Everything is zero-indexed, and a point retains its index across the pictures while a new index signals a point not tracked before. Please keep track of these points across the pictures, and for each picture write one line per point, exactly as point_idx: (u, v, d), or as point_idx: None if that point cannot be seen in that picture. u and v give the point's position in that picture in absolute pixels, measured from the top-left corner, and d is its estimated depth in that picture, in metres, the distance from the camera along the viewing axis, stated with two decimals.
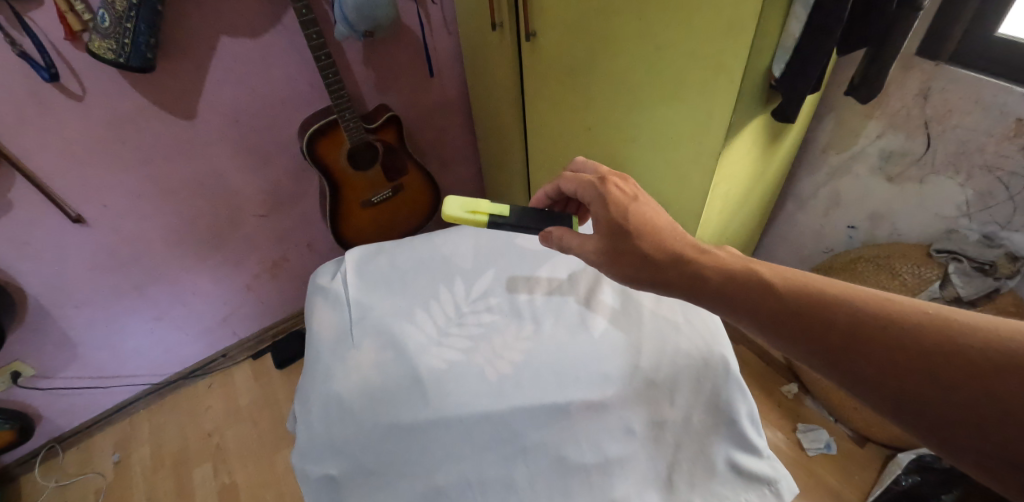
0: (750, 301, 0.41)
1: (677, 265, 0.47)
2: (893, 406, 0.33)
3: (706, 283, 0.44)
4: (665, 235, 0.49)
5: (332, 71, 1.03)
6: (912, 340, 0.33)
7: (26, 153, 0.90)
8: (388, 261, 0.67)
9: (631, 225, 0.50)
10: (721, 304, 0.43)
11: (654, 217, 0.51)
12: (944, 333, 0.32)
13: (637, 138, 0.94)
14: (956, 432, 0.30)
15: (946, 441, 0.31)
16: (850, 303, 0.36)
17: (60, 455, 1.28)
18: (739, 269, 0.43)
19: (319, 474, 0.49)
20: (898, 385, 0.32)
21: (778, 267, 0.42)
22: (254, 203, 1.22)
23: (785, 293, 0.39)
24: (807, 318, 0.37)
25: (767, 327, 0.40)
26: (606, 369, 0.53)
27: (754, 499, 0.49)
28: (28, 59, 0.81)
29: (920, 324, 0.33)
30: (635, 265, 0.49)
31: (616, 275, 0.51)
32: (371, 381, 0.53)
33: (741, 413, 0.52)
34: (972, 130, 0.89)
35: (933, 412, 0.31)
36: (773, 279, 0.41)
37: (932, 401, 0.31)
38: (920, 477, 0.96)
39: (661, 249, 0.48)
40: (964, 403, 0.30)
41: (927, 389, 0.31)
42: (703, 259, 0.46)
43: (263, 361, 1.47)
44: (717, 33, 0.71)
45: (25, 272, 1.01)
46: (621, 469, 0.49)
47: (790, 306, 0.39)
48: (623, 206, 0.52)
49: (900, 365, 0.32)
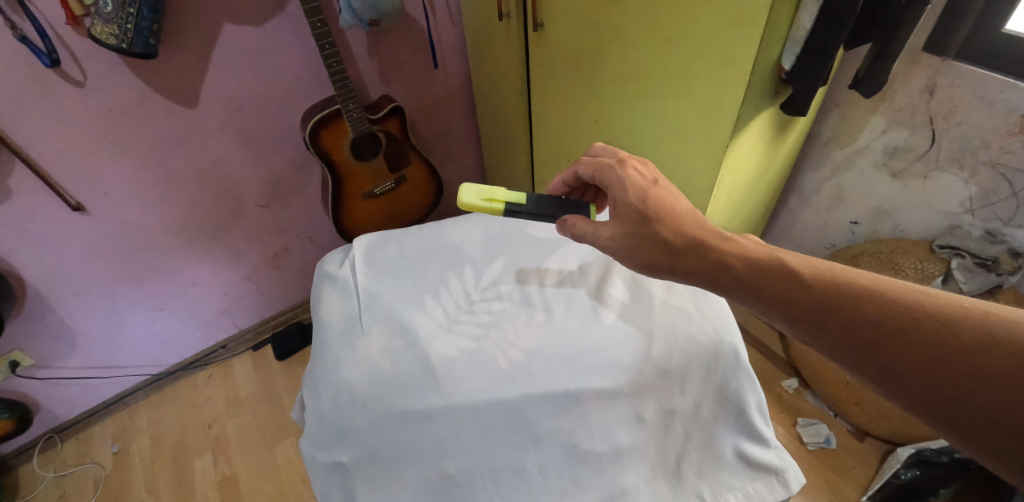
0: (772, 288, 0.41)
1: (696, 251, 0.47)
2: (917, 401, 0.32)
3: (728, 269, 0.44)
4: (686, 221, 0.49)
5: (337, 60, 1.02)
6: (945, 333, 0.32)
7: (27, 140, 0.89)
8: (397, 249, 0.67)
9: (651, 211, 0.51)
10: (743, 289, 0.43)
11: (674, 202, 0.51)
12: (979, 327, 0.31)
13: (644, 130, 0.94)
14: (983, 429, 0.29)
15: (971, 436, 0.30)
16: (878, 293, 0.36)
17: (58, 446, 1.27)
18: (761, 257, 0.43)
19: (329, 461, 0.49)
20: (922, 378, 0.32)
21: (804, 256, 0.42)
22: (255, 193, 1.21)
23: (808, 280, 0.39)
24: (831, 308, 0.37)
25: (788, 316, 0.40)
26: (619, 356, 0.53)
27: (761, 487, 0.50)
28: (29, 44, 0.80)
29: (955, 316, 0.32)
30: (654, 250, 0.49)
31: (634, 264, 0.52)
32: (382, 368, 0.53)
33: (750, 402, 0.52)
34: (978, 126, 0.89)
35: (956, 408, 0.30)
36: (797, 266, 0.41)
37: (957, 394, 0.30)
38: (919, 470, 0.98)
39: (681, 235, 0.48)
40: (996, 400, 0.29)
41: (956, 384, 0.30)
42: (725, 245, 0.46)
43: (263, 352, 1.46)
44: (727, 23, 0.71)
45: (25, 261, 1.00)
46: (630, 458, 0.49)
47: (812, 295, 0.39)
48: (643, 190, 0.53)
49: (929, 359, 0.32)
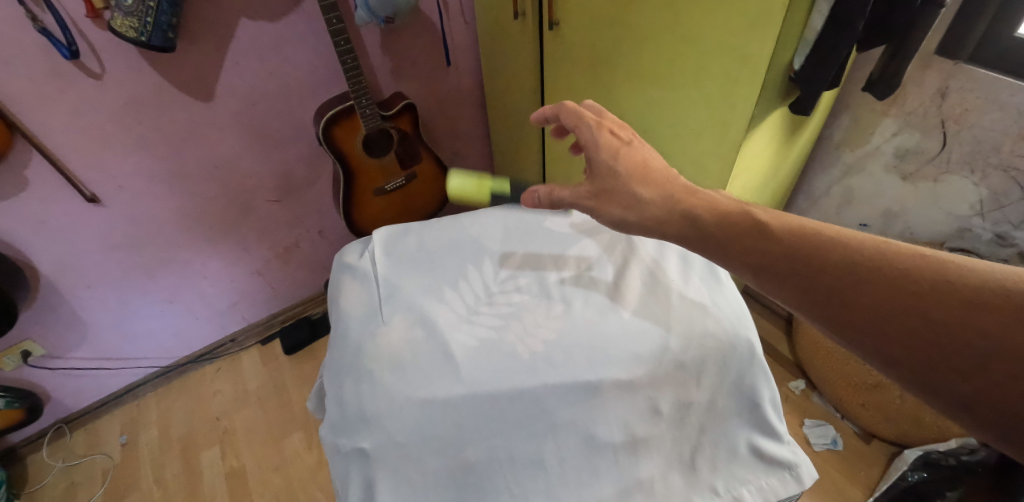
0: (743, 245, 0.41)
1: (675, 212, 0.47)
2: (883, 356, 0.32)
3: (702, 226, 0.44)
4: (658, 178, 0.50)
5: (352, 56, 1.03)
6: (908, 283, 0.32)
7: (45, 132, 0.90)
8: (417, 241, 0.68)
9: (624, 169, 0.52)
10: (716, 247, 0.43)
11: (647, 163, 0.52)
12: (942, 277, 0.31)
13: (656, 128, 0.95)
14: (948, 381, 0.29)
15: (938, 392, 0.30)
16: (846, 247, 0.36)
17: (67, 436, 1.28)
18: (736, 215, 0.43)
19: (351, 447, 0.49)
20: (888, 332, 0.32)
21: (775, 212, 0.42)
22: (267, 188, 1.22)
23: (780, 234, 0.39)
24: (800, 263, 0.37)
25: (756, 270, 0.40)
26: (637, 348, 0.53)
27: (774, 482, 0.51)
28: (49, 36, 0.81)
29: (918, 269, 0.32)
30: (625, 206, 0.50)
31: (603, 220, 0.53)
32: (403, 356, 0.54)
33: (764, 397, 0.53)
34: (989, 129, 0.90)
35: (921, 364, 0.30)
36: (767, 221, 0.41)
37: (924, 353, 0.30)
38: (926, 473, 0.98)
39: (658, 196, 0.49)
40: (958, 348, 0.29)
41: (919, 337, 0.30)
42: (698, 201, 0.46)
43: (272, 346, 1.47)
44: (742, 24, 0.71)
45: (39, 251, 1.01)
46: (646, 450, 0.50)
47: (784, 249, 0.38)
48: (616, 149, 0.54)
49: (891, 311, 0.32)
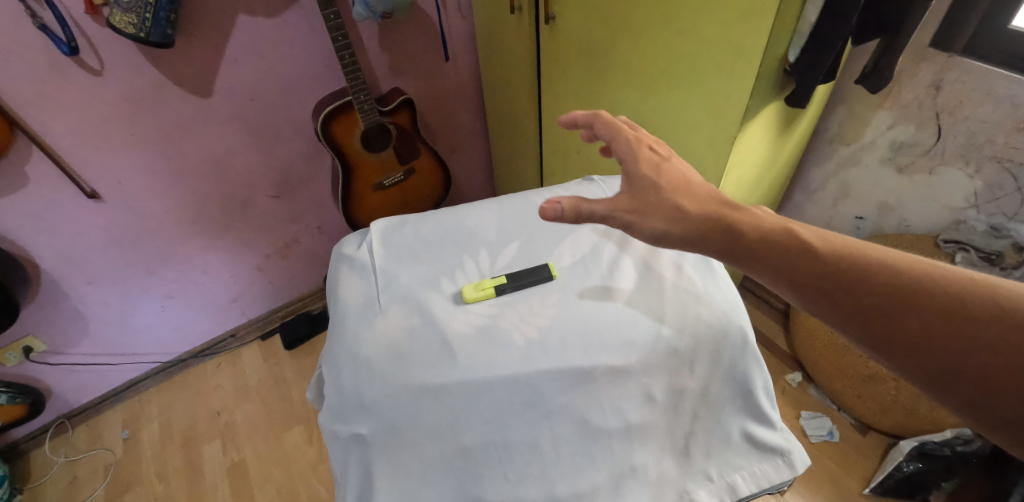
0: (783, 260, 0.41)
1: (713, 223, 0.45)
2: (922, 376, 0.34)
3: (742, 240, 0.43)
4: (697, 190, 0.48)
5: (349, 52, 1.04)
6: (957, 306, 0.33)
7: (45, 128, 0.91)
8: (413, 232, 0.68)
9: (666, 184, 0.49)
10: (753, 262, 0.42)
11: (687, 178, 0.49)
12: (991, 301, 0.33)
13: (652, 121, 0.95)
14: (991, 401, 0.31)
15: (978, 409, 0.32)
16: (890, 267, 0.37)
17: (69, 431, 1.29)
18: (774, 228, 0.43)
19: (347, 433, 0.50)
20: (931, 351, 0.34)
21: (815, 228, 0.42)
22: (265, 184, 1.23)
23: (824, 253, 0.39)
24: (841, 282, 0.38)
25: (796, 287, 0.40)
26: (631, 335, 0.54)
27: (767, 468, 0.52)
28: (49, 33, 0.82)
29: (965, 291, 0.34)
30: (666, 220, 0.47)
31: (644, 234, 0.48)
32: (399, 342, 0.55)
33: (757, 385, 0.54)
34: (982, 121, 0.90)
35: (958, 383, 0.33)
36: (810, 239, 0.41)
37: (966, 371, 0.32)
38: (921, 463, 1.01)
39: (697, 206, 0.47)
40: (1001, 367, 0.31)
41: (963, 358, 0.32)
42: (737, 214, 0.45)
43: (272, 342, 1.48)
44: (736, 18, 0.72)
45: (39, 247, 1.01)
46: (640, 435, 0.51)
47: (826, 266, 0.39)
48: (656, 164, 0.51)
49: (937, 333, 0.33)
